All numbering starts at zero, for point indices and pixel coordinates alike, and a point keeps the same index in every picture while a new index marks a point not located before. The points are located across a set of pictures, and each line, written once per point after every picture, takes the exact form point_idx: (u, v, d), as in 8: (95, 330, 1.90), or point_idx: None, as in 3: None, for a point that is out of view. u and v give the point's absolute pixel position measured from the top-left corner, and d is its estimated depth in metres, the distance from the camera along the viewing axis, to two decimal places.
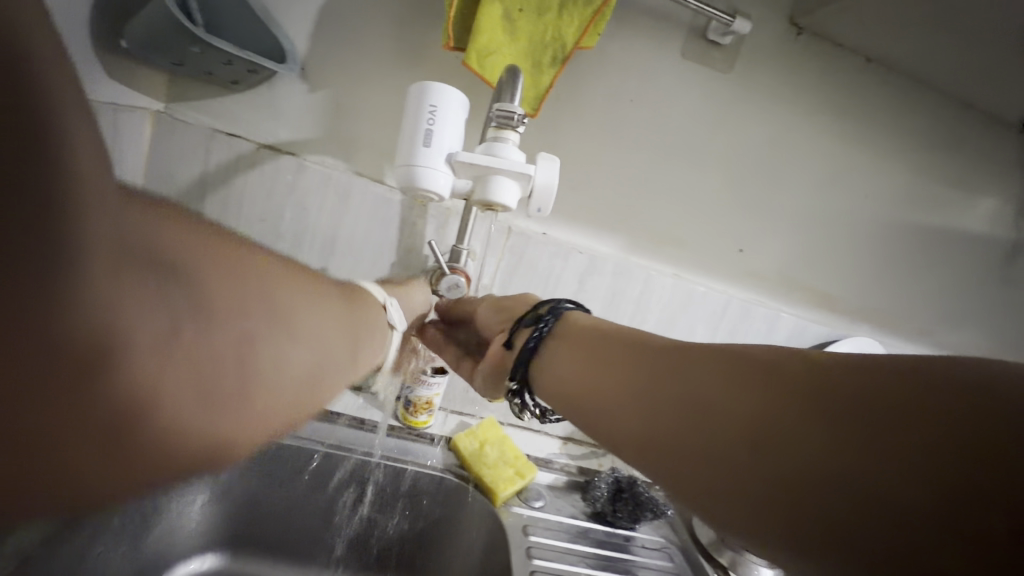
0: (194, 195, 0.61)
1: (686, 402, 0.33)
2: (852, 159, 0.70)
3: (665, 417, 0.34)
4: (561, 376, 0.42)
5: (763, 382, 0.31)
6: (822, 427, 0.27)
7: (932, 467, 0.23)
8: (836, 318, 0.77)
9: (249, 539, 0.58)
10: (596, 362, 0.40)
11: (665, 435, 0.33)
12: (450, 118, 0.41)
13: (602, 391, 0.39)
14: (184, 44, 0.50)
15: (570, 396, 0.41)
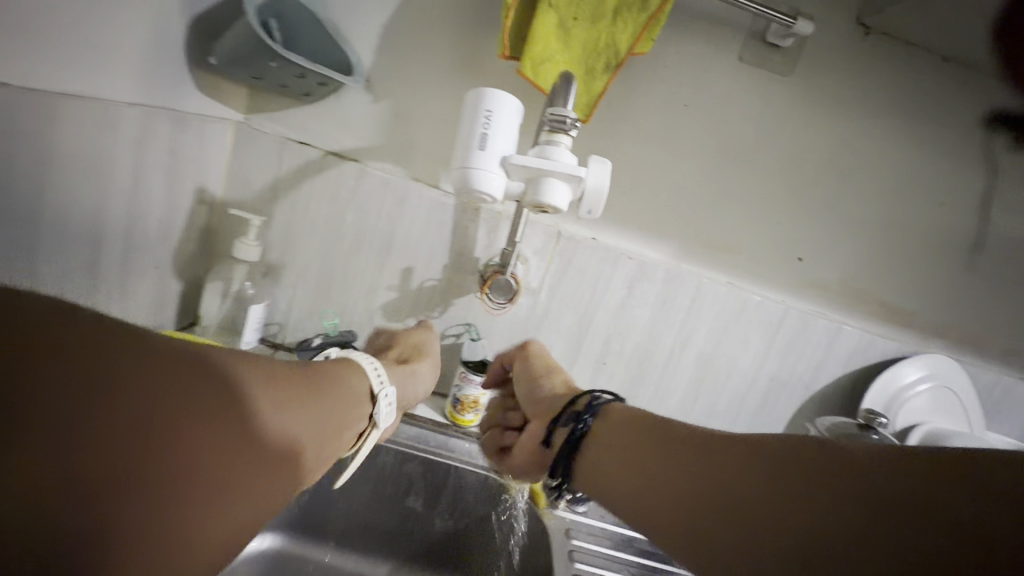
0: (267, 198, 0.66)
1: (715, 491, 0.31)
2: (926, 164, 0.66)
3: (699, 500, 0.32)
4: (597, 461, 0.40)
5: (783, 469, 0.30)
6: (852, 495, 0.27)
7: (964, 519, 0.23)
8: (906, 334, 0.72)
9: (305, 523, 0.62)
10: (627, 446, 0.39)
11: (705, 522, 0.31)
12: (505, 123, 0.43)
13: (637, 478, 0.36)
14: (263, 60, 0.55)
15: (607, 479, 0.39)
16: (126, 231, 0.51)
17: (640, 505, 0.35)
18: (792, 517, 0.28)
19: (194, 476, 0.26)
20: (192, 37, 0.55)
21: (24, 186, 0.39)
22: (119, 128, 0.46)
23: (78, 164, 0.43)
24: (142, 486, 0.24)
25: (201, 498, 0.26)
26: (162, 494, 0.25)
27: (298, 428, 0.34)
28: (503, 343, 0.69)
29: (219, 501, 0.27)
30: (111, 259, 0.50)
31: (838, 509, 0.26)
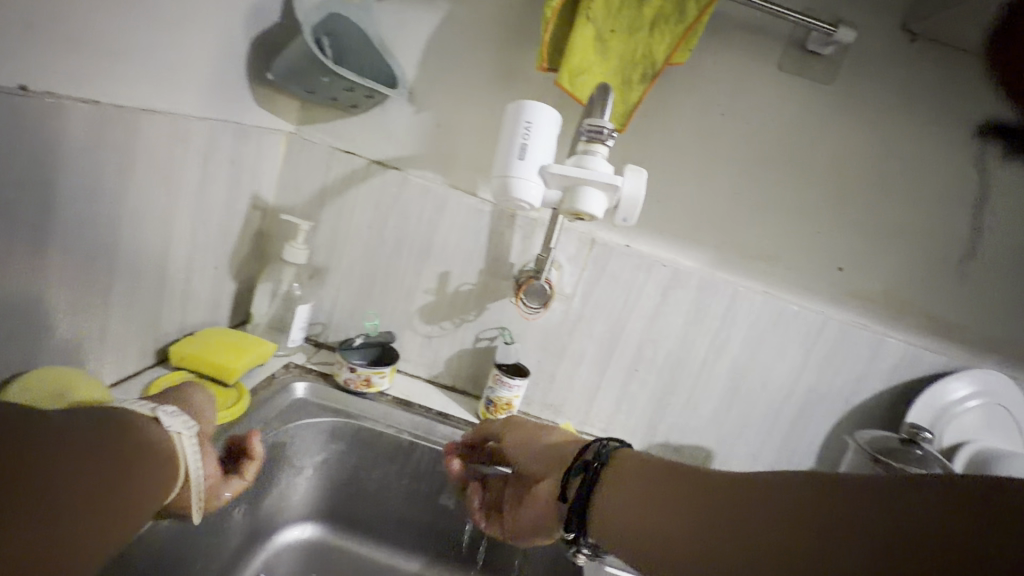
0: (315, 205, 0.70)
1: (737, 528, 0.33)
2: (976, 172, 0.64)
3: (726, 544, 0.33)
4: (611, 503, 0.40)
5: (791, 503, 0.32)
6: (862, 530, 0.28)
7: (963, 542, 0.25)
8: (954, 348, 0.69)
9: (344, 515, 0.64)
10: (643, 487, 0.40)
11: (736, 564, 0.32)
12: (544, 133, 0.44)
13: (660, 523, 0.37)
14: (316, 75, 0.59)
15: (624, 524, 0.39)
16: (191, 234, 0.56)
17: (665, 550, 0.36)
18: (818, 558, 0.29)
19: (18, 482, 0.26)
20: (252, 55, 0.59)
21: (108, 191, 0.43)
22: (189, 139, 0.50)
23: (154, 171, 0.47)
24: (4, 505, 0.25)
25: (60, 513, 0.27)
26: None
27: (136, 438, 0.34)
28: (536, 347, 0.71)
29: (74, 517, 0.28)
30: (177, 259, 0.55)
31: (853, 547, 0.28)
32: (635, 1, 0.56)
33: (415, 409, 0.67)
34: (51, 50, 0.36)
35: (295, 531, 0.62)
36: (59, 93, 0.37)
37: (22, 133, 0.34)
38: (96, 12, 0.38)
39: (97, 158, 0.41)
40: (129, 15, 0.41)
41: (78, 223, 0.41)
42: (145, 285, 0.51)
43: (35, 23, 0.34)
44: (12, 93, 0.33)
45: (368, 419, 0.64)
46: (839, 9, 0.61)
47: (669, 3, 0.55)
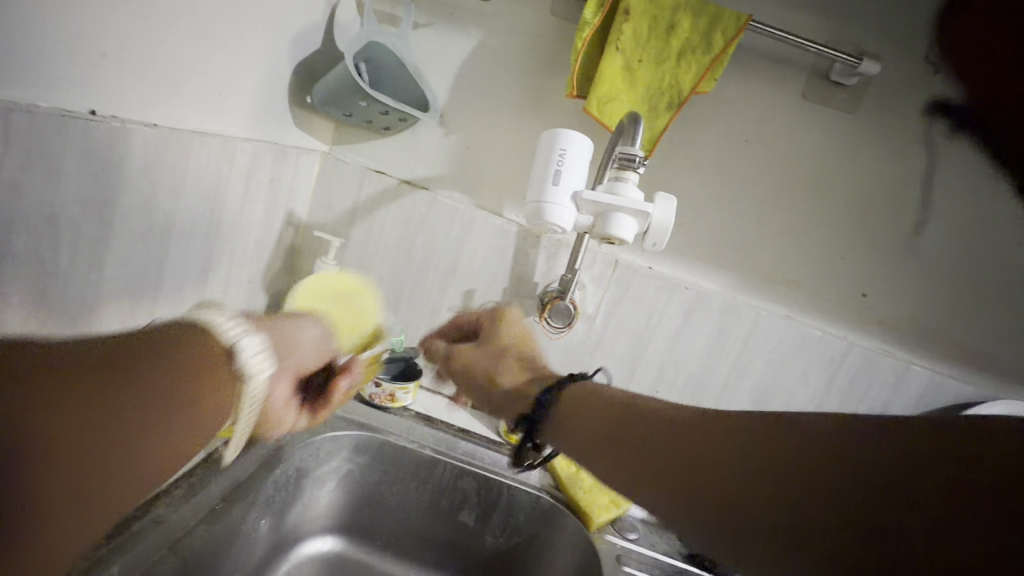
0: (345, 222, 0.72)
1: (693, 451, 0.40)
2: (1002, 202, 0.64)
3: (684, 461, 0.40)
4: (581, 430, 0.48)
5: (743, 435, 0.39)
6: (864, 464, 0.33)
7: (954, 487, 0.30)
8: (981, 378, 0.68)
9: (365, 529, 0.65)
10: (603, 418, 0.47)
11: (692, 477, 0.39)
12: (577, 160, 0.46)
13: (646, 442, 0.43)
14: (354, 99, 0.61)
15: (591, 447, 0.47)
16: (230, 248, 0.58)
17: (623, 463, 0.44)
18: (824, 489, 0.34)
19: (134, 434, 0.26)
20: (294, 80, 0.62)
21: (161, 208, 0.45)
22: (235, 158, 0.53)
23: (202, 189, 0.49)
24: (66, 449, 0.23)
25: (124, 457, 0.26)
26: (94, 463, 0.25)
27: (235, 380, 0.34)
28: (557, 366, 0.72)
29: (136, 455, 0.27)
30: (217, 272, 0.57)
31: (857, 483, 0.33)
32: (663, 33, 0.57)
33: (437, 425, 0.68)
34: (118, 76, 0.38)
35: (316, 544, 0.62)
36: (124, 116, 0.39)
37: (91, 155, 0.37)
38: (161, 42, 0.41)
39: (154, 177, 0.43)
40: (188, 44, 0.43)
41: (134, 238, 0.43)
42: (186, 297, 0.53)
43: (107, 51, 0.37)
44: (85, 117, 0.35)
45: (391, 432, 0.64)
46: (862, 42, 0.62)
47: (696, 34, 0.57)
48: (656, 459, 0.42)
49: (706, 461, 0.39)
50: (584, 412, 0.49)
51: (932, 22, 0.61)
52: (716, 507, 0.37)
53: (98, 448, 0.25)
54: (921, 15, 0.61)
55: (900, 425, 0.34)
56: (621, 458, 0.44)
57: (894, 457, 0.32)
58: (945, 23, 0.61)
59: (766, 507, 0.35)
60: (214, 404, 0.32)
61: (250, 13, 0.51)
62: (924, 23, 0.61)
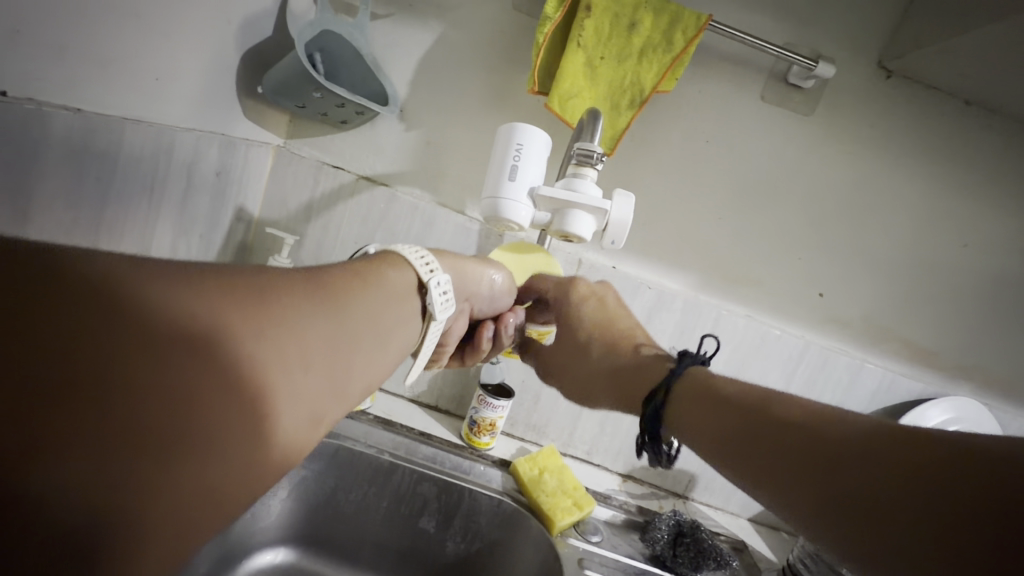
0: (301, 219, 0.69)
1: (780, 429, 0.35)
2: (949, 204, 0.66)
3: (772, 441, 0.34)
4: (687, 415, 0.42)
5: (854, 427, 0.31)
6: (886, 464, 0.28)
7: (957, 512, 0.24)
8: (931, 374, 0.71)
9: (320, 539, 0.62)
10: (715, 405, 0.40)
11: (769, 452, 0.34)
12: (534, 155, 0.45)
13: (756, 432, 0.36)
14: (308, 90, 0.58)
15: (693, 418, 0.41)
16: (172, 245, 0.54)
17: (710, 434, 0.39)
18: (842, 462, 0.30)
19: (254, 395, 0.23)
20: (243, 68, 0.59)
21: (89, 200, 0.42)
22: (175, 148, 0.49)
23: (136, 181, 0.46)
24: (156, 432, 0.19)
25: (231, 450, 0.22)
26: (214, 413, 0.21)
27: (356, 344, 0.32)
28: (520, 367, 0.70)
29: (244, 443, 0.23)
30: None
31: (869, 477, 0.28)
32: (624, 31, 0.57)
33: (396, 429, 0.66)
34: (35, 56, 0.34)
35: (265, 557, 0.59)
36: (42, 99, 0.36)
37: (4, 141, 0.33)
38: (87, 21, 0.37)
39: (79, 165, 0.40)
40: (118, 22, 0.40)
41: (56, 232, 0.40)
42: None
43: (23, 27, 0.33)
44: None
45: (347, 438, 0.62)
46: (818, 45, 0.64)
47: (656, 33, 0.57)
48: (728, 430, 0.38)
49: (752, 425, 0.36)
50: (699, 395, 0.42)
51: (883, 28, 0.63)
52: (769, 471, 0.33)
53: (197, 439, 0.21)
54: (873, 22, 0.63)
55: (933, 438, 0.28)
56: (715, 433, 0.39)
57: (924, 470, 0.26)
58: (895, 30, 0.63)
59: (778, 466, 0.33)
60: (337, 372, 0.30)
61: None
62: (876, 29, 0.63)
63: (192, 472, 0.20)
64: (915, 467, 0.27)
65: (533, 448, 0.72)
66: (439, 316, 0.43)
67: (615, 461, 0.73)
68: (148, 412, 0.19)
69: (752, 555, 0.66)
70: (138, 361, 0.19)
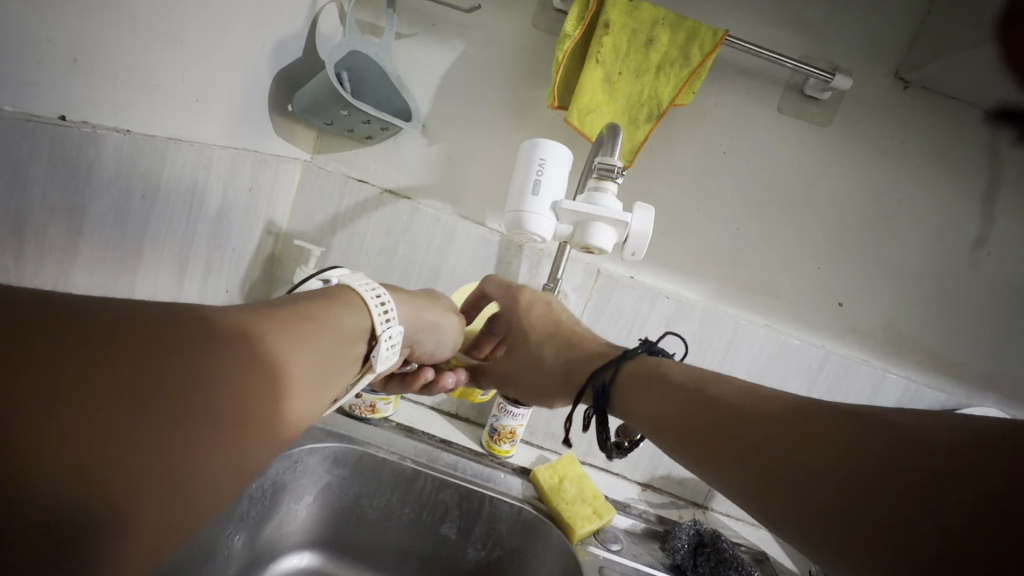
0: (327, 230, 0.71)
1: (738, 407, 0.36)
2: (972, 214, 0.66)
3: (726, 422, 0.35)
4: (646, 402, 0.42)
5: (806, 414, 0.32)
6: (863, 463, 0.28)
7: (953, 525, 0.23)
8: (955, 385, 0.70)
9: (345, 544, 0.64)
10: (677, 386, 0.41)
11: (726, 432, 0.35)
12: (556, 170, 0.46)
13: (708, 412, 0.37)
14: (336, 108, 0.61)
15: (644, 398, 0.42)
16: (207, 259, 0.57)
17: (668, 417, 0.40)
18: (828, 464, 0.29)
19: (231, 411, 0.23)
20: (275, 88, 0.62)
21: (134, 216, 0.44)
22: (211, 165, 0.52)
23: (176, 197, 0.48)
24: (115, 451, 0.18)
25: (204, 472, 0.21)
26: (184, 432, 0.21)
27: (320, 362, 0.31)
28: None
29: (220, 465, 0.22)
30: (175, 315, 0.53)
31: (829, 478, 0.28)
32: (642, 47, 0.58)
33: (418, 436, 0.67)
34: (93, 83, 0.37)
35: (291, 561, 0.61)
36: (95, 122, 0.38)
37: (62, 161, 0.36)
38: (137, 49, 0.40)
39: (125, 183, 0.42)
40: (164, 49, 0.43)
41: (105, 245, 0.42)
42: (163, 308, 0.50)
43: (79, 56, 0.35)
44: (54, 123, 0.34)
45: (370, 444, 0.63)
46: (835, 58, 0.64)
47: (673, 48, 0.58)
48: (687, 407, 0.39)
49: (715, 418, 0.36)
50: (654, 371, 0.44)
51: (900, 41, 0.64)
52: (728, 452, 0.34)
53: (180, 447, 0.21)
54: (890, 34, 0.64)
55: (887, 422, 0.29)
56: (669, 417, 0.40)
57: (909, 471, 0.26)
58: (912, 41, 0.63)
59: (776, 459, 0.31)
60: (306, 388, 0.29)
61: (229, 19, 0.50)
62: (892, 41, 0.64)
63: (161, 490, 0.20)
64: (881, 463, 0.27)
65: (552, 456, 0.73)
66: (380, 366, 0.42)
67: (634, 470, 0.74)
68: (122, 434, 0.19)
69: (773, 566, 0.65)
70: (109, 373, 0.19)
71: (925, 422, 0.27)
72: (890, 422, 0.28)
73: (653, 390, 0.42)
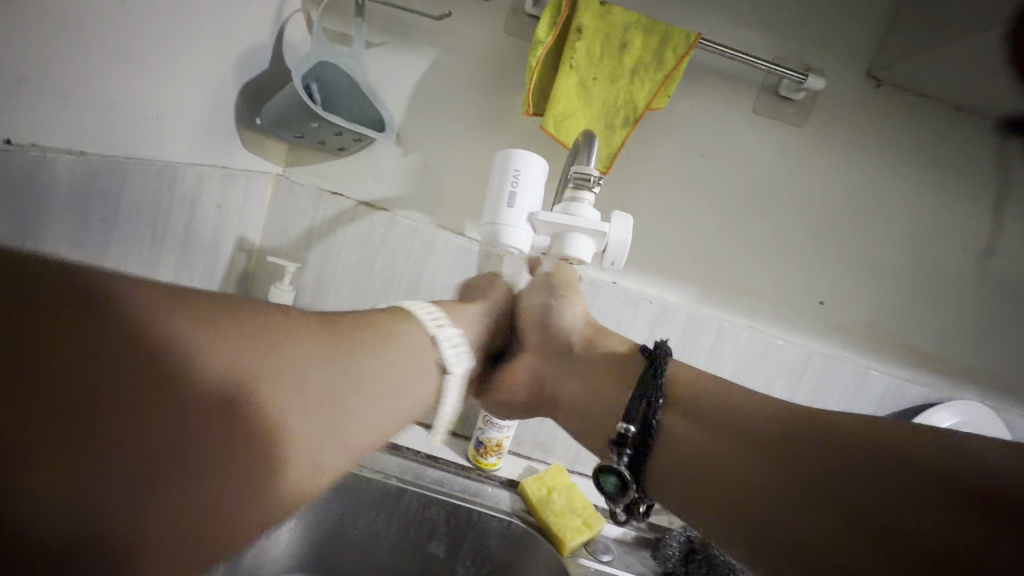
0: (302, 245, 0.69)
1: (787, 456, 0.37)
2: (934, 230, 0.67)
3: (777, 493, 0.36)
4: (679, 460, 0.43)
5: (844, 452, 0.35)
6: (887, 521, 0.31)
7: (957, 540, 0.28)
8: (937, 380, 0.70)
9: (329, 568, 0.62)
10: (710, 429, 0.42)
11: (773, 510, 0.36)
12: (531, 180, 0.45)
13: (729, 462, 0.40)
14: (306, 120, 0.59)
15: (676, 450, 0.43)
16: (174, 280, 0.55)
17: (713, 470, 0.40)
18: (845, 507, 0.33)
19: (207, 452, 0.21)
20: (242, 101, 0.60)
21: (93, 241, 0.42)
22: (175, 184, 0.50)
23: (137, 220, 0.46)
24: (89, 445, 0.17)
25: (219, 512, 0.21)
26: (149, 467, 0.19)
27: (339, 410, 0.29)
28: None
29: (235, 495, 0.21)
30: None
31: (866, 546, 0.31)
32: (616, 51, 0.58)
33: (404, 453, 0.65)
34: (40, 104, 0.35)
35: None
36: (44, 144, 0.36)
37: (9, 191, 0.33)
38: (89, 67, 0.38)
39: (79, 208, 0.40)
40: (117, 66, 0.41)
41: None
42: None
43: (24, 76, 0.33)
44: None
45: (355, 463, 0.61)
46: (807, 57, 0.64)
47: (647, 52, 0.58)
48: (712, 452, 0.41)
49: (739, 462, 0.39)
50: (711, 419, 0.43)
51: (870, 41, 0.64)
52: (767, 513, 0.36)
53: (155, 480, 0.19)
54: (861, 33, 0.64)
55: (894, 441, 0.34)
56: (699, 471, 0.41)
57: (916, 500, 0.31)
58: (882, 41, 0.64)
59: (801, 518, 0.34)
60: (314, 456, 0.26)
61: (189, 32, 0.48)
62: (864, 40, 0.64)
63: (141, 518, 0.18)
64: (906, 503, 0.31)
65: (540, 466, 0.72)
66: (455, 365, 0.47)
67: None
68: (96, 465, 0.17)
69: None
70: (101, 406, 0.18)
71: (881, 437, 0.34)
72: (887, 440, 0.34)
73: (671, 445, 0.44)
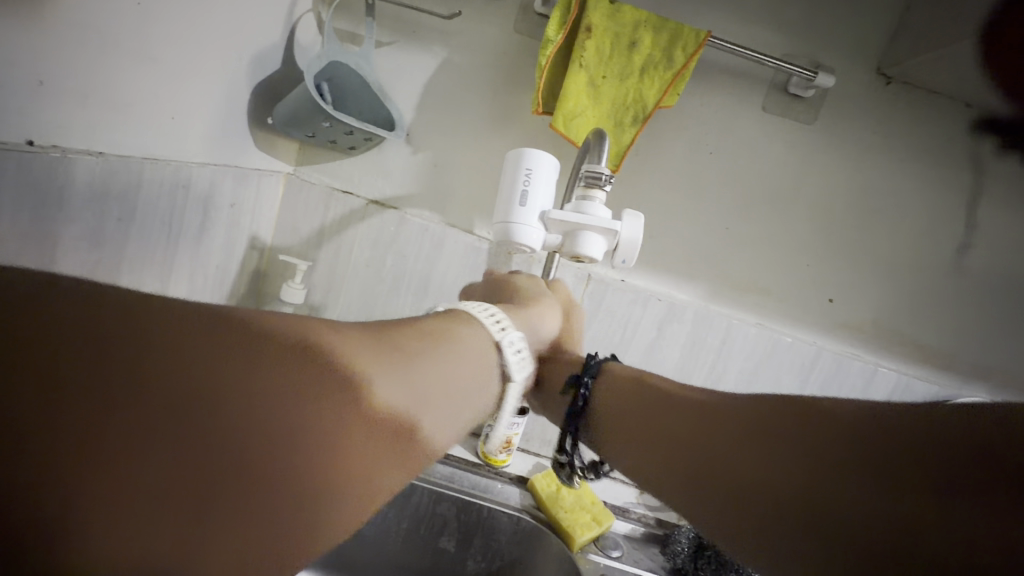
0: (313, 243, 0.70)
1: (712, 421, 0.38)
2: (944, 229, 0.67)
3: (723, 470, 0.35)
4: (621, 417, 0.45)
5: (798, 437, 0.32)
6: (870, 500, 0.26)
7: (953, 499, 0.24)
8: (946, 378, 0.70)
9: (340, 563, 0.63)
10: (657, 405, 0.43)
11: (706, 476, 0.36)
12: (543, 179, 0.46)
13: (669, 428, 0.41)
14: (317, 120, 0.59)
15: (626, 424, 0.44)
16: (188, 278, 0.55)
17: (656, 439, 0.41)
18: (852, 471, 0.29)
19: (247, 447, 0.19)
20: (255, 101, 0.61)
21: (111, 240, 0.43)
22: (190, 184, 0.51)
23: (153, 219, 0.47)
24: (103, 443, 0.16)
25: (279, 507, 0.19)
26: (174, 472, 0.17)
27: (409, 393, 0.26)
28: None
29: (284, 499, 0.19)
30: None
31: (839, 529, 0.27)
32: (625, 50, 0.58)
33: None
34: (60, 106, 0.35)
35: None
36: (65, 145, 0.37)
37: (31, 191, 0.34)
38: (107, 68, 0.39)
39: (98, 208, 0.40)
40: (134, 67, 0.41)
41: (82, 270, 0.41)
42: None
43: (45, 78, 0.34)
44: (21, 149, 0.33)
45: None
46: (816, 55, 0.64)
47: (656, 50, 0.58)
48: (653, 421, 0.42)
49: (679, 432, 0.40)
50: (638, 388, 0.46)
51: (880, 37, 0.64)
52: (712, 480, 0.35)
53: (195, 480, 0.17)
54: (871, 29, 0.64)
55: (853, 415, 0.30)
56: (649, 443, 0.42)
57: (892, 483, 0.26)
58: (892, 38, 0.64)
59: (752, 470, 0.33)
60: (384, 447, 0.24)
61: (203, 33, 0.49)
62: (874, 37, 0.64)
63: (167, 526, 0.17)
64: (877, 464, 0.27)
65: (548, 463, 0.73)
66: (517, 375, 0.39)
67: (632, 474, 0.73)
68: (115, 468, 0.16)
69: None
70: (115, 404, 0.17)
71: (883, 419, 0.29)
72: (867, 422, 0.29)
73: (615, 410, 0.46)
